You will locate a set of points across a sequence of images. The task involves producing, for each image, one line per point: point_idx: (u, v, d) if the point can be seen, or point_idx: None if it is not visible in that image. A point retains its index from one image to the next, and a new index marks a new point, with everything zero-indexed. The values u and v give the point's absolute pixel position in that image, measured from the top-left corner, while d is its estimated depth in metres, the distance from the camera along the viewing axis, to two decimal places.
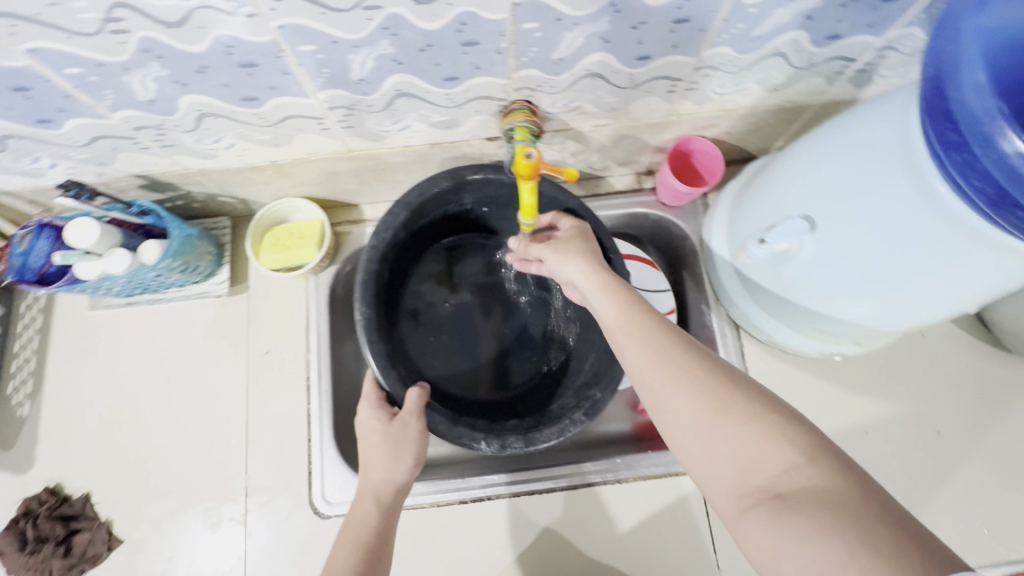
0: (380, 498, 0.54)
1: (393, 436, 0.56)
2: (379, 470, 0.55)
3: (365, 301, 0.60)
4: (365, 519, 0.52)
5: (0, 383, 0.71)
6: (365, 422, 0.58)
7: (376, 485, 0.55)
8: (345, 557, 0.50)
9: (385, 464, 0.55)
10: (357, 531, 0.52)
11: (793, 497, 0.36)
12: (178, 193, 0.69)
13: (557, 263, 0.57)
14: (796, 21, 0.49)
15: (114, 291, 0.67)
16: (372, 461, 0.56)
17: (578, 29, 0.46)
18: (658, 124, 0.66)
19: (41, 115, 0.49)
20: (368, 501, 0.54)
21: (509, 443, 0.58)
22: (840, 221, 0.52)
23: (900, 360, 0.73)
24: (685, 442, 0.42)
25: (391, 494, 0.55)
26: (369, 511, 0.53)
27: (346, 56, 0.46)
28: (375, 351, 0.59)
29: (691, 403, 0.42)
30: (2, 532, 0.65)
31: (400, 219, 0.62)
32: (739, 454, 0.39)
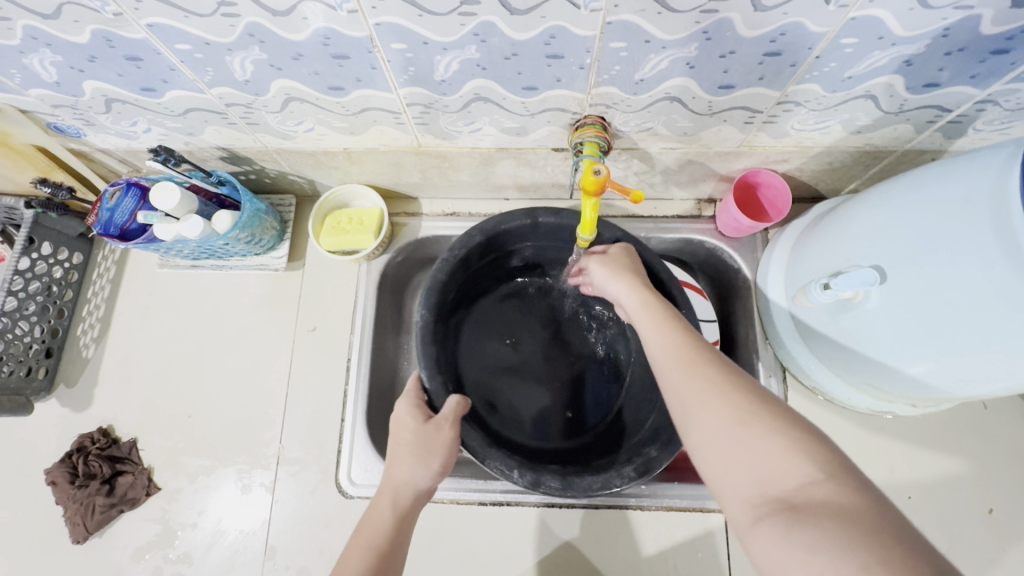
0: (397, 501, 0.53)
1: (423, 439, 0.56)
2: (404, 470, 0.55)
3: (427, 305, 0.62)
4: (378, 519, 0.52)
5: (72, 324, 0.76)
6: (400, 418, 0.59)
7: (397, 485, 0.54)
8: (357, 557, 0.49)
9: (411, 464, 0.55)
10: (370, 529, 0.51)
11: (809, 509, 0.34)
12: (253, 168, 0.72)
13: (605, 278, 0.59)
14: (894, 65, 0.48)
15: (184, 253, 0.70)
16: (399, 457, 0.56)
17: (665, 52, 0.46)
18: (729, 153, 0.65)
19: (146, 84, 0.53)
20: (385, 501, 0.53)
21: (545, 481, 0.57)
22: (908, 270, 0.50)
23: (956, 427, 0.69)
24: (705, 451, 0.41)
25: (410, 497, 0.54)
26: (384, 511, 0.52)
27: (434, 57, 0.47)
28: (426, 355, 0.61)
29: (715, 413, 0.41)
30: (56, 463, 0.70)
31: (474, 243, 0.64)
32: (757, 464, 0.37)
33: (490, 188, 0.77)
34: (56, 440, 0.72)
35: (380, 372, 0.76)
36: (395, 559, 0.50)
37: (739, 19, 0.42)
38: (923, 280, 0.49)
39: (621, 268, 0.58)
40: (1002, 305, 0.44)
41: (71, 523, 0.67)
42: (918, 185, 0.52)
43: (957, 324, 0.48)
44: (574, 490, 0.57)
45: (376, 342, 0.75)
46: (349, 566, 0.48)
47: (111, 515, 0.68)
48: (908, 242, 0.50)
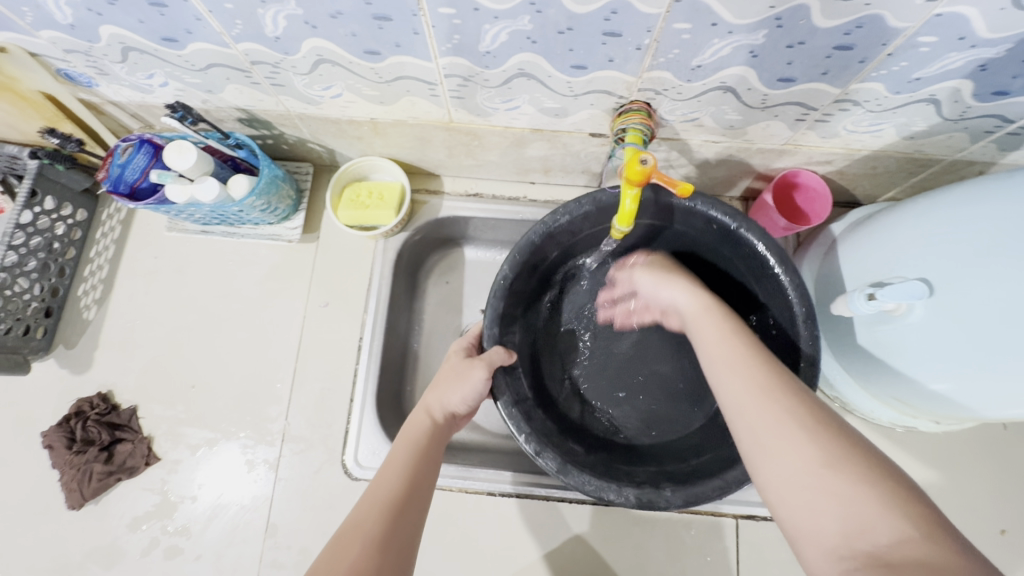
0: (433, 415, 0.53)
1: (459, 364, 0.56)
2: (437, 391, 0.55)
3: (513, 264, 0.57)
4: (420, 426, 0.51)
5: (72, 284, 0.73)
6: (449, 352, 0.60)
7: (430, 404, 0.54)
8: (403, 453, 0.48)
9: (449, 382, 0.55)
10: (416, 431, 0.51)
11: (903, 567, 0.29)
12: (271, 133, 0.69)
13: (654, 285, 0.58)
14: (967, 69, 0.45)
15: (195, 217, 0.67)
16: (437, 381, 0.56)
17: (730, 38, 0.43)
18: (772, 151, 0.62)
19: (168, 33, 0.49)
20: (423, 414, 0.52)
21: (544, 454, 0.52)
22: (959, 285, 0.48)
23: (975, 448, 0.68)
24: (784, 489, 0.36)
25: (443, 417, 0.53)
26: (425, 423, 0.51)
27: (483, 26, 0.44)
28: (493, 307, 0.56)
29: (794, 449, 0.36)
30: (53, 426, 0.67)
31: (581, 210, 0.57)
32: (843, 513, 0.33)
33: (517, 170, 0.74)
34: (53, 402, 0.70)
35: (392, 354, 0.73)
36: (435, 459, 0.48)
37: (817, 7, 0.39)
38: (978, 293, 0.47)
39: (672, 271, 0.57)
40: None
41: (67, 488, 0.65)
42: (980, 195, 0.50)
43: (996, 342, 0.46)
44: (567, 479, 0.51)
45: (389, 321, 0.72)
46: (400, 458, 0.47)
47: (109, 483, 0.66)
48: (963, 257, 0.48)
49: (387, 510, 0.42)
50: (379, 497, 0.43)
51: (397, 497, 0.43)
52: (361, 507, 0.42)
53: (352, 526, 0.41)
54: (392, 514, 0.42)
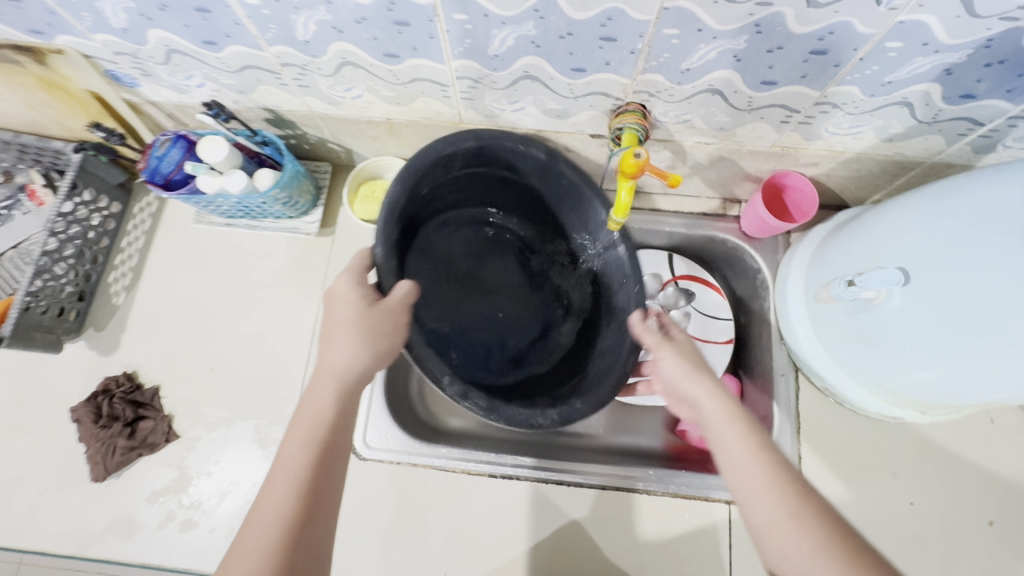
0: (342, 384, 0.48)
1: (353, 316, 0.50)
2: (333, 351, 0.49)
3: (399, 183, 0.55)
4: (322, 411, 0.46)
5: (104, 272, 0.78)
6: (340, 293, 0.52)
7: (340, 369, 0.48)
8: (296, 454, 0.44)
9: (345, 347, 0.49)
10: (310, 418, 0.46)
11: None
12: (294, 133, 0.74)
13: (678, 375, 0.53)
14: (934, 73, 0.49)
15: (221, 209, 0.72)
16: (333, 340, 0.49)
17: (715, 42, 0.48)
18: (760, 152, 0.66)
19: (209, 36, 0.55)
20: (319, 395, 0.47)
21: (472, 395, 0.54)
22: (932, 273, 0.52)
23: (962, 441, 0.70)
24: None
25: (353, 379, 0.48)
26: (332, 407, 0.47)
27: (492, 31, 0.49)
28: (383, 234, 0.55)
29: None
30: (82, 402, 0.72)
31: (464, 145, 0.58)
32: None
33: None
34: (81, 381, 0.74)
35: None
36: (342, 450, 0.46)
37: (792, 14, 0.44)
38: (948, 280, 0.51)
39: (696, 361, 0.53)
40: (1002, 306, 0.47)
41: (92, 461, 0.69)
42: (952, 190, 0.54)
43: (967, 329, 0.51)
44: (497, 414, 0.54)
45: None
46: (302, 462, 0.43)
47: (131, 458, 0.70)
48: (935, 247, 0.52)
49: (287, 534, 0.40)
50: (280, 515, 0.41)
51: (296, 515, 0.41)
52: (260, 527, 0.41)
53: (244, 557, 0.39)
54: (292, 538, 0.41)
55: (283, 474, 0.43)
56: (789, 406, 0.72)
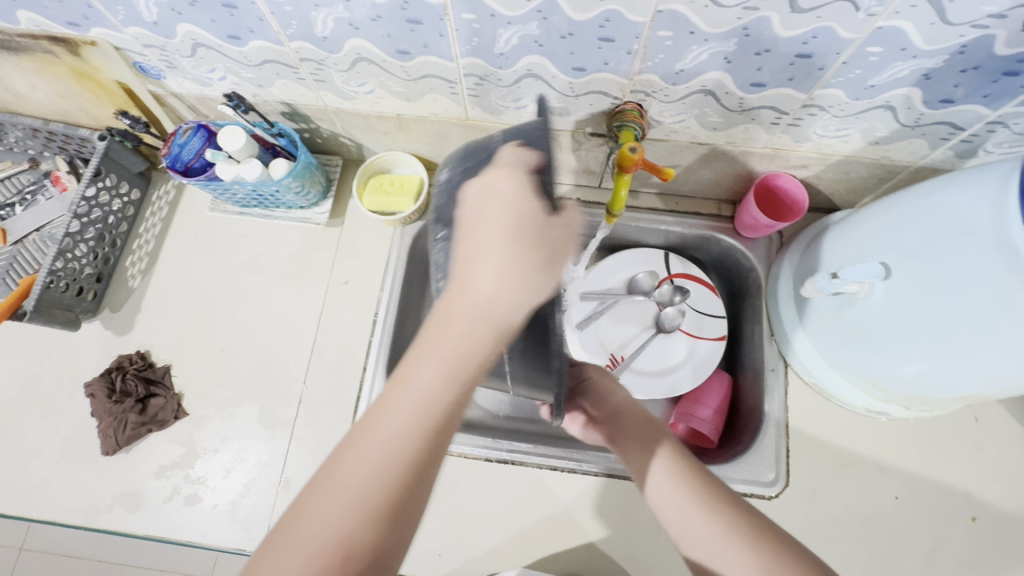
0: (495, 308, 0.40)
1: (523, 240, 0.42)
2: (487, 273, 0.41)
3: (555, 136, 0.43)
4: (472, 344, 0.39)
5: (122, 256, 0.82)
6: (503, 197, 0.40)
7: (495, 289, 0.41)
8: (431, 380, 0.37)
9: (504, 272, 0.41)
10: (457, 346, 0.39)
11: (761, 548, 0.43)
12: (308, 126, 0.78)
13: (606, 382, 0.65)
14: (913, 78, 0.52)
15: (236, 196, 0.76)
16: (491, 256, 0.41)
17: (706, 45, 0.51)
18: (753, 153, 0.69)
19: (234, 31, 0.59)
20: (471, 323, 0.40)
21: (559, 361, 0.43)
22: (913, 267, 0.55)
23: (949, 438, 0.71)
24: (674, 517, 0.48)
25: (507, 306, 0.41)
26: (483, 347, 0.39)
27: (498, 30, 0.53)
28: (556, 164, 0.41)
29: (740, 564, 0.43)
30: (96, 379, 0.75)
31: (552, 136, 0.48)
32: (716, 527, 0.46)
33: None
34: (96, 358, 0.77)
35: (405, 330, 0.80)
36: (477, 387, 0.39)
37: (777, 18, 0.47)
38: (926, 279, 0.53)
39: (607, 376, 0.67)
40: (977, 299, 0.50)
41: (104, 435, 0.72)
42: (933, 188, 0.56)
43: (946, 321, 0.53)
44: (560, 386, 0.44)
45: (402, 300, 0.79)
46: (442, 397, 0.37)
47: (141, 433, 0.72)
48: (913, 246, 0.55)
49: (408, 476, 0.35)
50: (398, 445, 0.35)
51: (421, 457, 0.36)
52: (373, 454, 0.35)
53: (350, 481, 0.34)
54: (410, 481, 0.35)
55: (416, 400, 0.37)
56: (779, 400, 0.73)
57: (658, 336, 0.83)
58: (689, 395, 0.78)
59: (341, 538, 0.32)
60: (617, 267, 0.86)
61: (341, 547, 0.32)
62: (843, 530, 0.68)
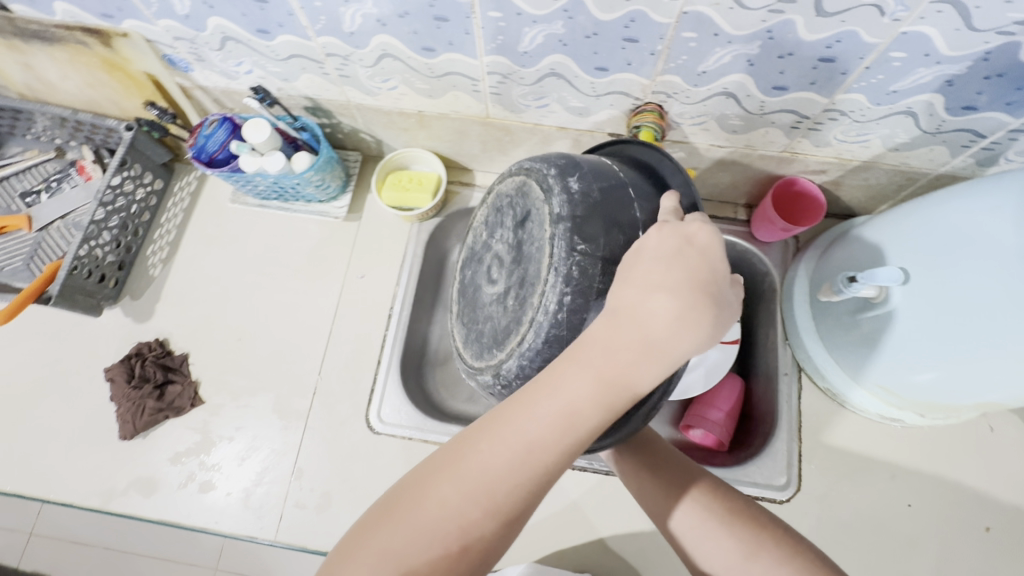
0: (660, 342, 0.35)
1: (706, 286, 0.37)
2: (663, 304, 0.35)
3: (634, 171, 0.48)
4: (631, 373, 0.35)
5: (143, 245, 0.83)
6: (686, 239, 0.38)
7: (661, 319, 0.35)
8: (579, 397, 0.35)
9: (680, 308, 0.35)
10: (613, 372, 0.35)
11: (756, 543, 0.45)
12: (330, 121, 0.79)
13: None
14: (936, 84, 0.52)
15: (257, 188, 0.77)
16: (669, 288, 0.36)
17: (730, 47, 0.52)
18: (771, 157, 0.69)
19: (263, 26, 0.60)
20: (637, 351, 0.35)
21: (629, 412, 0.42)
22: (933, 274, 0.54)
23: (963, 447, 0.71)
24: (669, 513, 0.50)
25: (673, 343, 0.35)
26: (637, 388, 0.35)
27: (523, 28, 0.54)
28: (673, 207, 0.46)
29: (726, 547, 0.46)
30: (116, 364, 0.76)
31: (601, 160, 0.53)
32: (708, 522, 0.47)
33: None
34: (115, 345, 0.78)
35: (419, 325, 0.81)
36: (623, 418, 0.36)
37: (802, 22, 0.47)
38: (940, 284, 0.54)
39: None
40: (996, 307, 0.49)
41: (121, 419, 0.73)
42: (954, 194, 0.55)
43: (964, 329, 0.52)
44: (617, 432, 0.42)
45: (418, 295, 0.80)
46: (584, 424, 0.35)
47: (158, 419, 0.73)
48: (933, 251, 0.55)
49: (532, 487, 0.35)
50: (530, 456, 0.35)
51: (551, 473, 0.35)
52: (506, 455, 0.35)
53: (478, 475, 0.35)
54: (535, 493, 0.35)
55: (555, 416, 0.35)
56: (792, 405, 0.73)
57: None
58: (702, 398, 0.78)
59: (460, 527, 0.34)
60: None
61: (456, 529, 0.34)
62: (854, 537, 0.68)
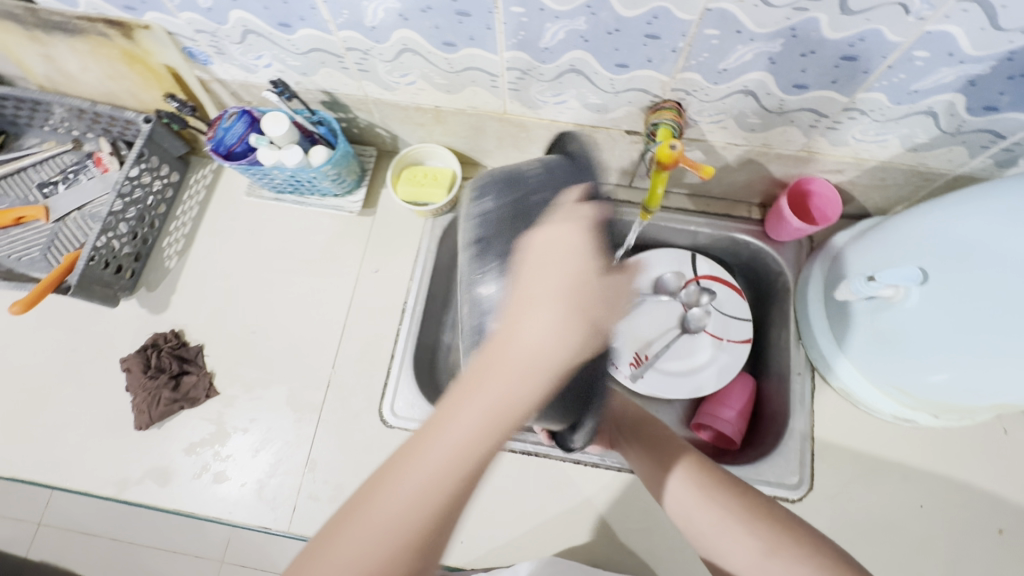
0: (542, 359, 0.33)
1: (582, 293, 0.35)
2: (539, 321, 0.34)
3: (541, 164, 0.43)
4: (519, 393, 0.33)
5: (159, 237, 0.84)
6: (562, 246, 0.35)
7: (540, 336, 0.33)
8: (467, 424, 0.32)
9: (557, 322, 0.34)
10: (498, 397, 0.33)
11: (777, 541, 0.45)
12: (346, 116, 0.79)
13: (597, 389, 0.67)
14: (958, 83, 0.52)
15: (274, 182, 0.78)
16: (545, 302, 0.34)
17: (752, 45, 0.52)
18: (788, 156, 0.69)
19: (284, 19, 0.60)
20: (520, 369, 0.33)
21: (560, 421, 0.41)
22: (952, 273, 0.55)
23: (977, 449, 0.71)
24: (689, 510, 0.51)
25: (554, 357, 0.33)
26: (525, 407, 0.33)
27: (545, 24, 0.54)
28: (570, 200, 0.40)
29: (745, 543, 0.46)
30: (132, 354, 0.77)
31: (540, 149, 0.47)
32: (728, 519, 0.48)
33: None
34: (132, 335, 0.79)
35: (433, 320, 0.81)
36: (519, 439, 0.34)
37: (826, 19, 0.47)
38: (958, 285, 0.54)
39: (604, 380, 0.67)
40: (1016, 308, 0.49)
41: (138, 409, 0.74)
42: (974, 195, 0.55)
43: (982, 330, 0.52)
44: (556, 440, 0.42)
45: (431, 290, 0.80)
46: (478, 449, 0.32)
47: (173, 409, 0.74)
48: (951, 251, 0.55)
49: (434, 527, 0.32)
50: (425, 494, 0.32)
51: (450, 509, 0.32)
52: (398, 501, 0.32)
53: (372, 525, 0.31)
54: (437, 534, 0.32)
55: (447, 448, 0.32)
56: (804, 405, 0.73)
57: (684, 336, 0.84)
58: (712, 397, 0.78)
59: None
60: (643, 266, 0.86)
61: None
62: (866, 537, 0.68)
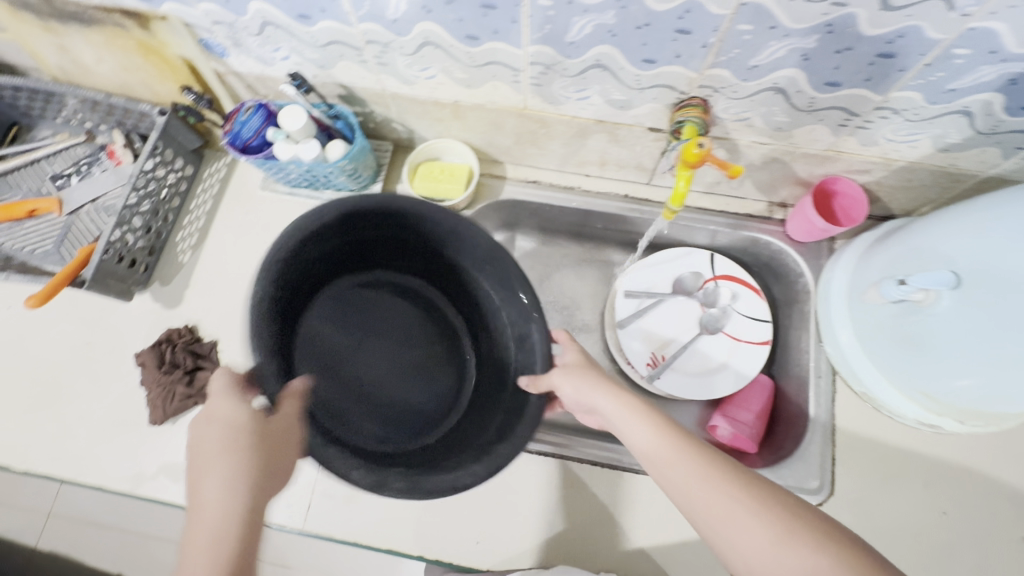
0: (233, 504, 0.43)
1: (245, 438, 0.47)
2: (212, 483, 0.44)
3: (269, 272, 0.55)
4: (222, 529, 0.42)
5: (173, 230, 0.83)
6: (212, 417, 0.48)
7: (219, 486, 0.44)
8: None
9: (229, 474, 0.44)
10: (210, 543, 0.41)
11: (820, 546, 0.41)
12: (363, 110, 0.78)
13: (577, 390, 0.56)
14: (998, 82, 0.51)
15: (290, 176, 0.77)
16: (215, 469, 0.45)
17: (786, 41, 0.50)
18: (815, 155, 0.68)
19: (304, 11, 0.59)
20: (216, 517, 0.42)
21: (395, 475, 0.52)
22: (992, 275, 0.53)
23: (999, 457, 0.70)
24: (713, 517, 0.45)
25: (240, 492, 0.44)
26: (234, 532, 0.42)
27: (573, 18, 0.53)
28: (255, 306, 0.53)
29: (783, 549, 0.42)
30: (146, 349, 0.76)
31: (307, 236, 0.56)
32: (758, 525, 0.43)
33: (574, 160, 0.80)
34: (146, 330, 0.78)
35: None
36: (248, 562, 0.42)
37: (864, 15, 0.46)
38: (1000, 285, 0.52)
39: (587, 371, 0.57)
40: None
41: (152, 404, 0.73)
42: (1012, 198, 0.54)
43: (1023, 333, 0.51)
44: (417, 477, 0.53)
45: None
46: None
47: (188, 405, 0.73)
48: (993, 251, 0.53)
49: None
50: None
51: None
52: None
53: None
54: None
55: None
56: (825, 408, 0.72)
57: (702, 336, 0.83)
58: (731, 399, 0.77)
59: None
60: (661, 266, 0.85)
61: None
62: (888, 545, 0.67)
